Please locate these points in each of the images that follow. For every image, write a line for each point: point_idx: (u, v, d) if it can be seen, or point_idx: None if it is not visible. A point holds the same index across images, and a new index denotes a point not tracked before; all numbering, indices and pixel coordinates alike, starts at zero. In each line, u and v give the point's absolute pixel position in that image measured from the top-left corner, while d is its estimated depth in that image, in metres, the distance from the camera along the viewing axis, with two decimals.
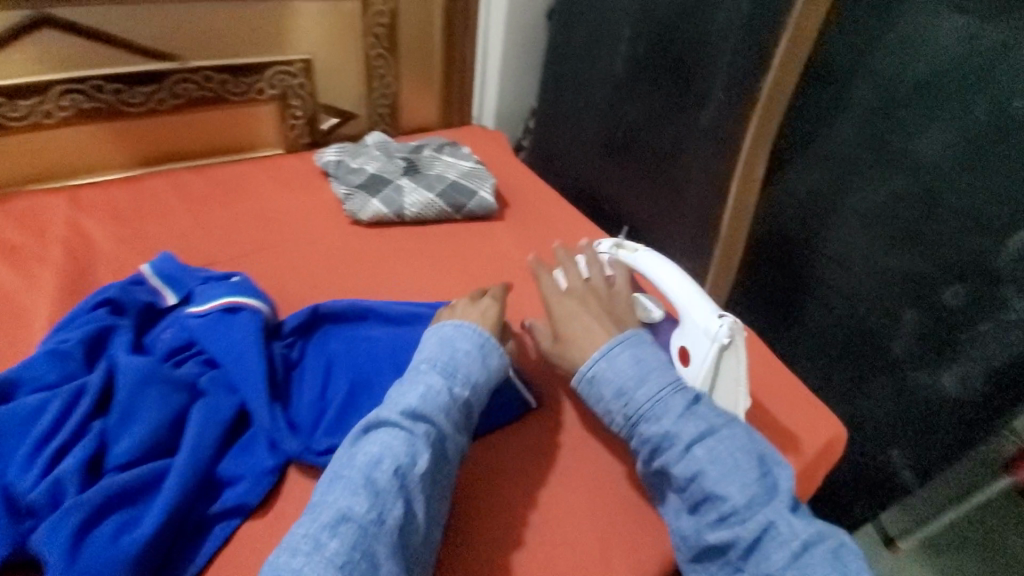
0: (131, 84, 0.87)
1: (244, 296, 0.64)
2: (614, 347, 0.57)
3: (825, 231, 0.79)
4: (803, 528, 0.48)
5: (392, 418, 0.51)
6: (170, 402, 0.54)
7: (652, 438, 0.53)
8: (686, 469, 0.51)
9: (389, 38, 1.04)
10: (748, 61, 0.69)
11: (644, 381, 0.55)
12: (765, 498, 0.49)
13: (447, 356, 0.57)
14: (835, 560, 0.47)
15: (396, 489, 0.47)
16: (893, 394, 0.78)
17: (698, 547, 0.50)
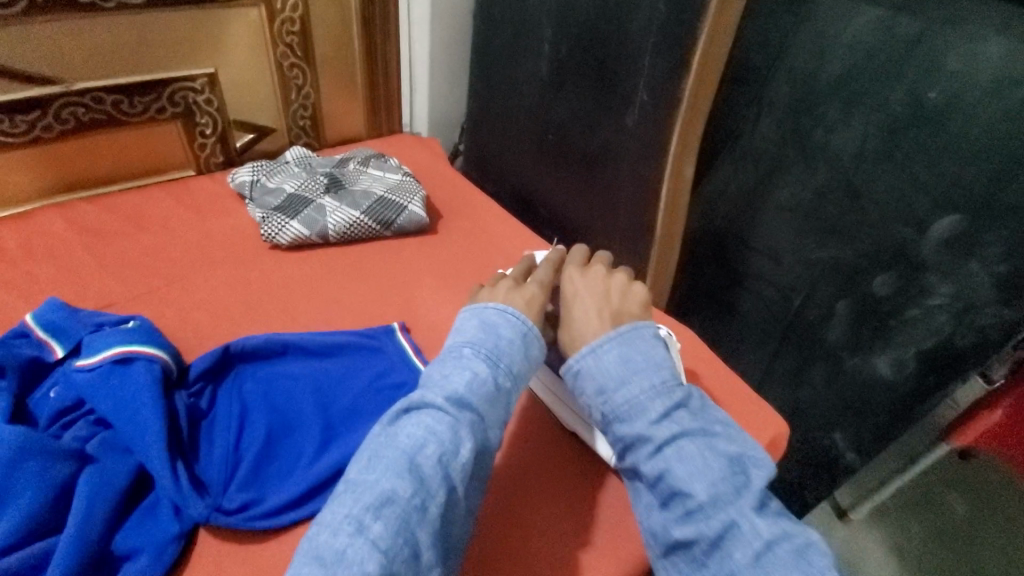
0: (9, 113, 0.78)
1: (141, 344, 0.58)
2: (604, 344, 0.52)
3: (756, 226, 0.78)
4: (766, 527, 0.41)
5: (437, 402, 0.47)
6: (53, 474, 0.48)
7: (625, 437, 0.49)
8: (653, 466, 0.46)
9: (303, 46, 0.97)
10: (667, 61, 0.67)
11: (627, 382, 0.50)
12: (731, 496, 0.43)
13: (492, 343, 0.53)
14: (802, 564, 0.40)
15: (440, 477, 0.44)
16: (832, 382, 0.79)
17: (665, 545, 0.45)
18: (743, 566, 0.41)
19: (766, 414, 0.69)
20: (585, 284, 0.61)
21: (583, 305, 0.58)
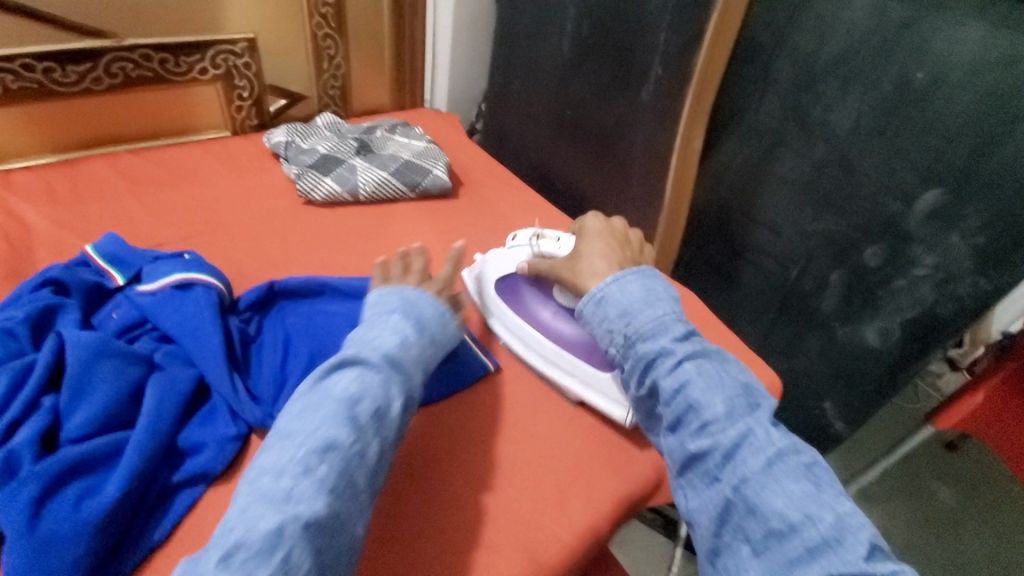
0: (63, 63, 0.82)
1: (196, 273, 0.64)
2: (628, 275, 0.56)
3: (760, 202, 0.85)
4: (780, 439, 0.45)
5: (373, 360, 0.52)
6: (126, 375, 0.52)
7: (647, 354, 0.52)
8: (674, 381, 0.49)
9: (337, 18, 1.03)
10: (681, 38, 0.73)
11: (651, 306, 0.54)
12: (747, 410, 0.47)
13: (415, 316, 0.59)
14: (808, 473, 0.44)
15: (373, 428, 0.48)
16: (825, 349, 0.86)
17: (681, 458, 0.48)
18: (757, 471, 0.44)
19: (763, 370, 0.76)
20: (599, 238, 0.66)
21: (603, 253, 0.64)
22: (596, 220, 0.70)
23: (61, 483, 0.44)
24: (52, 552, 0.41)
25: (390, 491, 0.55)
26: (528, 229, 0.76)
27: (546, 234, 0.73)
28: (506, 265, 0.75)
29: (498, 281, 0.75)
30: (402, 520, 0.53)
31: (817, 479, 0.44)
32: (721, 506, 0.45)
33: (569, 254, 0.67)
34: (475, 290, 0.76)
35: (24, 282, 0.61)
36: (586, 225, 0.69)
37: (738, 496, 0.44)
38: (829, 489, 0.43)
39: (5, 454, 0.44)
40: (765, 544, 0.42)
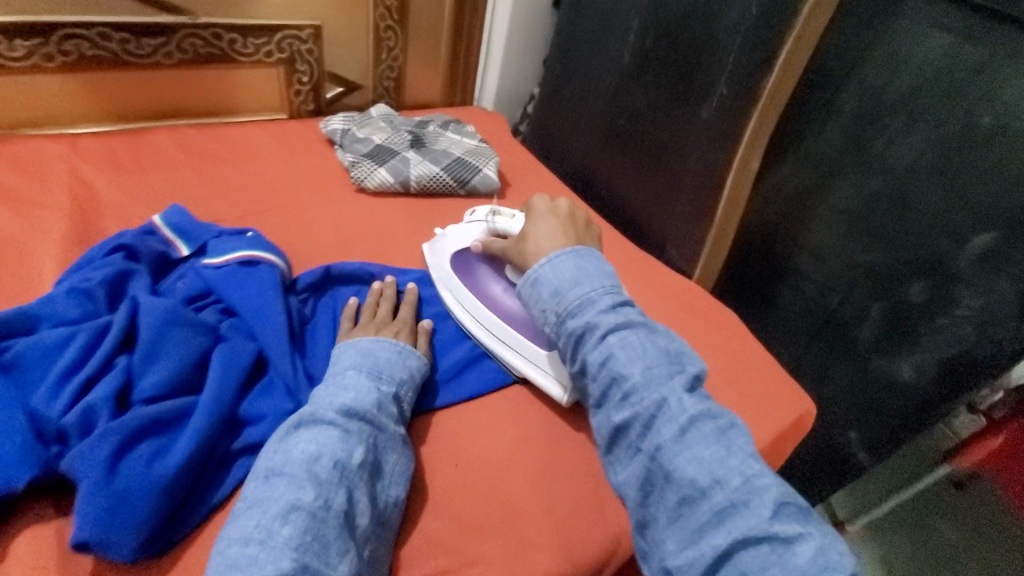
0: (138, 35, 0.84)
1: (261, 250, 0.66)
2: (561, 256, 0.61)
3: (807, 228, 0.85)
4: (692, 406, 0.50)
5: (327, 416, 0.51)
6: (195, 343, 0.54)
7: (575, 330, 0.56)
8: (599, 355, 0.54)
9: (399, 11, 1.05)
10: (752, 61, 0.74)
11: (579, 283, 0.58)
12: (665, 378, 0.51)
13: (373, 361, 0.58)
14: (720, 437, 0.48)
15: (337, 479, 0.47)
16: (856, 379, 0.86)
17: (608, 432, 0.53)
18: (670, 440, 0.49)
19: (802, 396, 0.75)
20: (545, 218, 0.72)
21: (549, 234, 0.69)
22: (543, 203, 0.76)
23: (135, 441, 0.46)
24: (125, 509, 0.43)
25: (441, 479, 0.57)
26: (485, 207, 0.81)
27: (501, 212, 0.78)
28: (460, 242, 0.77)
29: (453, 256, 0.76)
30: (452, 508, 0.55)
31: (728, 443, 0.48)
32: (643, 476, 0.50)
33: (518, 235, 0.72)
34: (431, 263, 0.77)
35: (96, 246, 0.63)
36: (534, 207, 0.74)
37: (656, 465, 0.49)
38: (739, 451, 0.48)
39: (84, 409, 0.46)
40: (678, 510, 0.47)
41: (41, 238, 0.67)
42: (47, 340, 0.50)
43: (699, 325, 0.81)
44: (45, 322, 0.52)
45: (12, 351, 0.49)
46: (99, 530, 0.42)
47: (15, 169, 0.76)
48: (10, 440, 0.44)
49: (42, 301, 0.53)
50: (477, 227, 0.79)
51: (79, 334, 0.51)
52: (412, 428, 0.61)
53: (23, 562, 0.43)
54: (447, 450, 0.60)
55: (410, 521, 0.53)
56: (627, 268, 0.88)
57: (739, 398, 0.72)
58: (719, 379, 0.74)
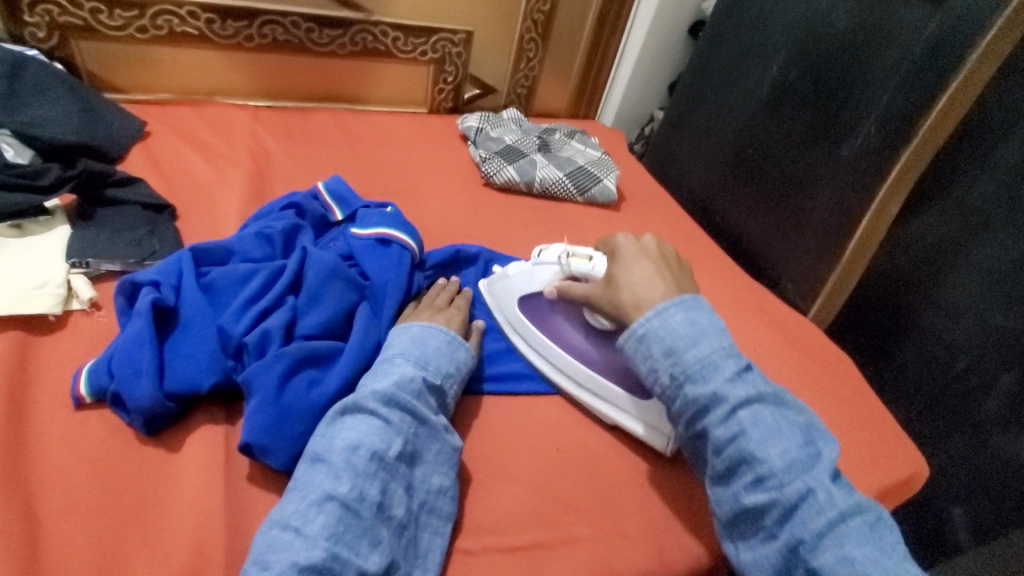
0: (322, 26, 0.95)
1: (395, 230, 0.68)
2: (670, 307, 0.53)
3: (940, 283, 0.79)
4: (842, 499, 0.46)
5: (369, 406, 0.50)
6: (348, 297, 0.60)
7: (699, 400, 0.50)
8: (727, 431, 0.49)
9: (544, 25, 1.11)
10: (911, 103, 0.73)
11: (698, 343, 0.51)
12: (806, 466, 0.47)
13: (419, 351, 0.57)
14: (871, 534, 0.45)
15: (374, 472, 0.47)
16: (970, 450, 0.79)
17: (732, 510, 0.49)
18: (818, 533, 0.45)
19: (914, 455, 0.71)
20: (637, 261, 0.59)
21: (647, 279, 0.57)
22: (627, 239, 0.62)
23: (298, 368, 0.53)
24: (285, 423, 0.50)
25: (543, 459, 0.59)
26: (555, 245, 0.67)
27: (574, 251, 0.65)
28: (530, 284, 0.67)
29: (523, 300, 0.68)
30: (552, 486, 0.57)
31: (879, 541, 0.45)
32: (781, 564, 0.46)
33: (603, 280, 0.60)
34: (501, 309, 0.70)
35: (273, 201, 0.73)
36: (619, 247, 0.61)
37: (796, 557, 0.45)
38: (892, 550, 0.45)
39: (262, 333, 0.53)
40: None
41: (226, 189, 0.77)
42: (237, 272, 0.58)
43: (811, 365, 0.78)
44: (236, 257, 0.61)
45: (209, 277, 0.58)
46: (264, 437, 0.49)
47: (210, 129, 0.89)
48: (203, 348, 0.52)
49: (234, 239, 0.62)
50: (546, 271, 0.67)
51: (261, 271, 0.59)
52: (518, 406, 0.64)
53: (198, 452, 0.51)
54: (549, 434, 0.62)
55: (513, 491, 0.56)
56: (736, 296, 0.87)
57: (850, 443, 0.70)
58: (827, 419, 0.72)
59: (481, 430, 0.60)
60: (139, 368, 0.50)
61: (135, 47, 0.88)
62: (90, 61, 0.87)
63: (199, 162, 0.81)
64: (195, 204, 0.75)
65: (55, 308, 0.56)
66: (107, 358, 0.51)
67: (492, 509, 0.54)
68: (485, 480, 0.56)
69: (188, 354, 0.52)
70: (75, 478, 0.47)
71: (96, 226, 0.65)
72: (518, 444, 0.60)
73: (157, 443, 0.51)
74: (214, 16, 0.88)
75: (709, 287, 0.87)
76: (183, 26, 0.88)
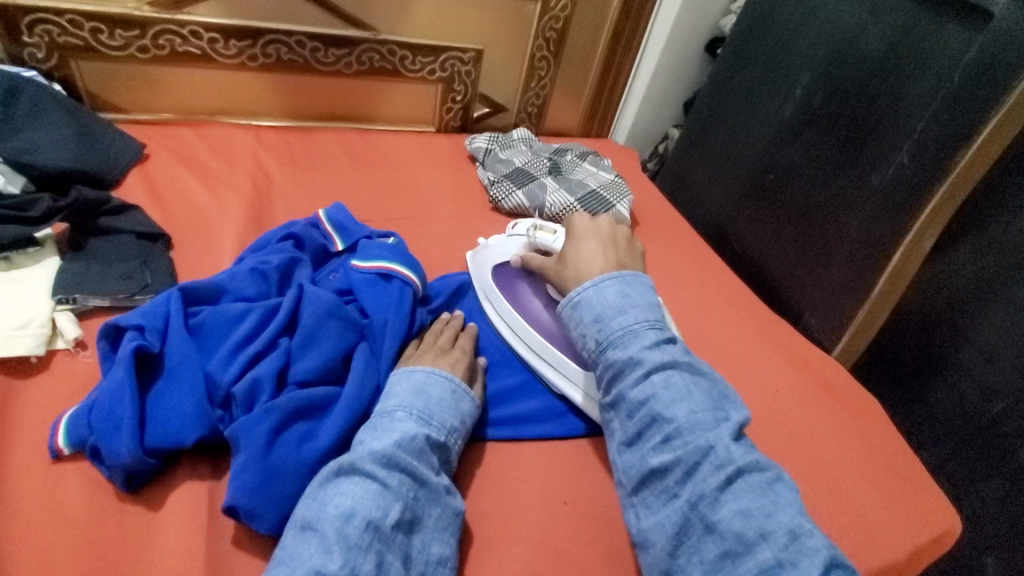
0: (328, 45, 0.92)
1: (397, 263, 0.65)
2: (606, 280, 0.56)
3: (975, 325, 0.74)
4: (740, 455, 0.46)
5: (366, 467, 0.46)
6: (344, 338, 0.57)
7: (616, 363, 0.52)
8: (641, 392, 0.50)
9: (557, 43, 1.07)
10: (951, 131, 0.68)
11: (624, 312, 0.54)
12: (709, 425, 0.48)
13: (421, 404, 0.53)
14: (767, 490, 0.45)
15: (368, 544, 0.43)
16: (1006, 499, 0.74)
17: (638, 473, 0.49)
18: (714, 489, 0.44)
19: (947, 509, 0.66)
20: (586, 239, 0.63)
21: (591, 250, 0.62)
22: (585, 219, 0.66)
23: (289, 421, 0.49)
24: (274, 483, 0.47)
25: (550, 514, 0.55)
26: (529, 223, 0.75)
27: (544, 228, 0.72)
28: (500, 255, 0.73)
29: (494, 269, 0.73)
30: (559, 546, 0.53)
31: (774, 496, 0.44)
32: (678, 524, 0.45)
33: (556, 254, 0.65)
34: (476, 275, 0.75)
35: (272, 231, 0.70)
36: (574, 225, 0.65)
37: (696, 515, 0.44)
38: (787, 507, 0.44)
39: (251, 382, 0.50)
40: (717, 564, 0.42)
41: (225, 216, 0.75)
42: (229, 313, 0.55)
43: (835, 409, 0.74)
44: (229, 295, 0.59)
45: (199, 317, 0.55)
46: (251, 500, 0.45)
47: (212, 150, 0.86)
48: (188, 399, 0.49)
49: (228, 275, 0.59)
50: (516, 244, 0.73)
51: (253, 312, 0.55)
52: (524, 453, 0.60)
53: (180, 511, 0.47)
54: (557, 485, 0.58)
55: (517, 550, 0.52)
56: (754, 330, 0.83)
57: (880, 495, 0.65)
58: (854, 470, 0.67)
59: (483, 481, 0.57)
60: (118, 422, 0.47)
61: (137, 67, 0.86)
62: (91, 81, 0.85)
63: (199, 186, 0.79)
64: (192, 232, 0.72)
65: (36, 350, 0.53)
66: (87, 408, 0.48)
67: (494, 573, 0.51)
68: (487, 538, 0.53)
69: (171, 406, 0.49)
70: (48, 542, 0.44)
71: (87, 258, 0.62)
72: (523, 496, 0.56)
73: (137, 500, 0.48)
74: (217, 35, 0.86)
75: (727, 320, 0.83)
76: (185, 45, 0.86)
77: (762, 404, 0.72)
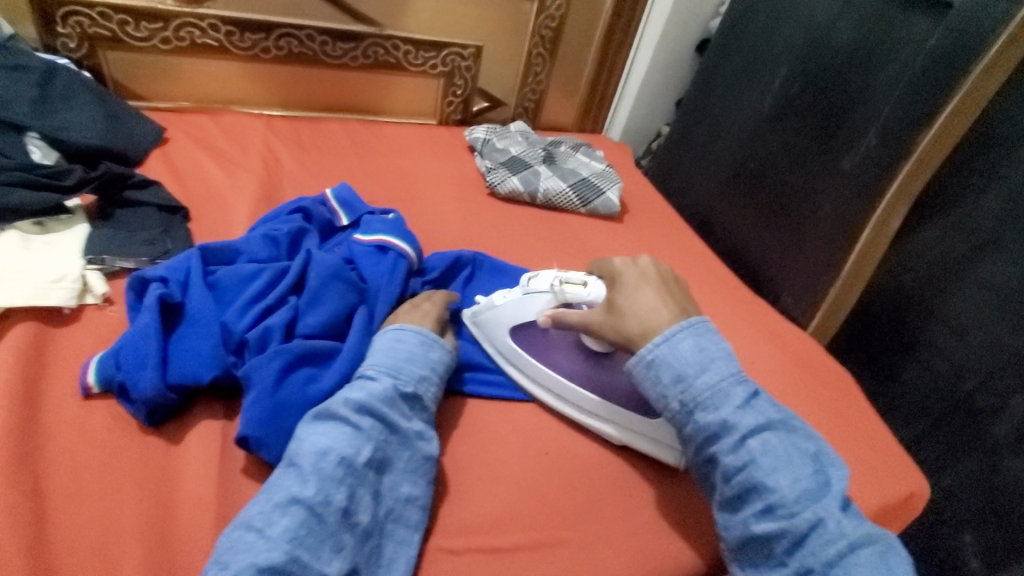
0: (336, 39, 0.98)
1: (396, 236, 0.70)
2: (678, 332, 0.55)
3: (945, 301, 0.77)
4: (851, 529, 0.47)
5: (340, 412, 0.50)
6: (347, 298, 0.62)
7: (708, 426, 0.52)
8: (738, 457, 0.50)
9: (552, 41, 1.13)
10: (911, 116, 0.73)
11: (707, 369, 0.54)
12: (815, 494, 0.49)
13: (391, 360, 0.56)
14: (882, 564, 0.46)
15: (341, 477, 0.47)
16: (979, 472, 0.77)
17: (740, 536, 0.50)
18: (827, 562, 0.45)
19: (912, 472, 0.70)
20: (640, 288, 0.59)
21: (653, 306, 0.58)
22: (625, 264, 0.63)
23: (295, 365, 0.55)
24: (281, 417, 0.52)
25: (532, 461, 0.60)
26: (548, 271, 0.66)
27: (569, 277, 0.63)
28: (523, 313, 0.65)
29: (514, 327, 0.66)
30: (539, 488, 0.58)
31: (890, 570, 0.45)
32: None
33: (606, 308, 0.60)
34: (491, 336, 0.67)
35: (282, 205, 0.75)
36: (618, 274, 0.62)
37: None
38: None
39: (263, 329, 0.55)
40: None
41: (238, 194, 0.80)
42: (243, 271, 0.61)
43: (809, 381, 0.78)
44: (243, 257, 0.64)
45: (216, 275, 0.60)
46: (259, 430, 0.50)
47: (227, 136, 0.92)
48: (206, 343, 0.54)
49: (242, 240, 0.65)
50: (540, 298, 0.65)
51: (265, 271, 0.61)
52: (509, 410, 0.65)
53: (195, 446, 0.52)
54: (539, 437, 0.63)
55: (501, 491, 0.57)
56: (735, 309, 0.87)
57: (848, 457, 0.69)
58: (824, 433, 0.71)
59: (471, 432, 0.62)
60: (144, 360, 0.52)
61: (158, 57, 0.92)
62: (116, 70, 0.91)
63: (214, 167, 0.84)
64: (208, 207, 0.78)
65: (69, 302, 0.59)
66: (115, 349, 0.54)
67: (479, 509, 0.55)
68: (473, 480, 0.57)
69: (191, 348, 0.54)
70: (78, 465, 0.49)
71: (113, 226, 0.68)
72: (507, 446, 0.61)
73: (158, 432, 0.53)
74: (233, 28, 0.92)
75: (709, 300, 0.88)
76: (203, 37, 0.92)
77: None
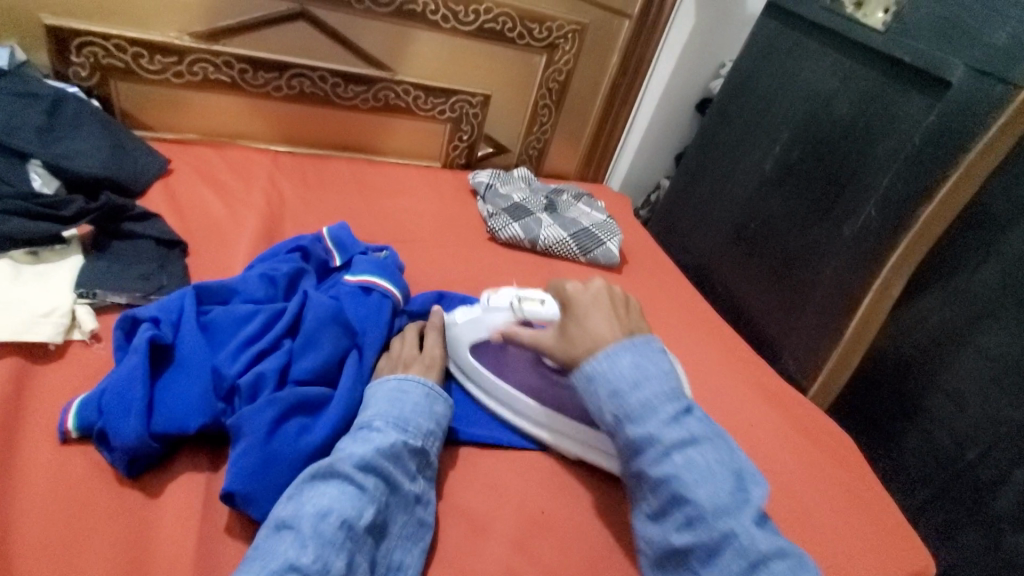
0: (348, 82, 1.00)
1: (382, 279, 0.69)
2: (617, 348, 0.53)
3: (945, 367, 0.77)
4: (764, 541, 0.46)
5: (344, 470, 0.47)
6: (340, 344, 0.60)
7: (635, 440, 0.50)
8: (662, 472, 0.49)
9: (559, 93, 1.16)
10: (910, 190, 0.75)
11: (641, 385, 0.52)
12: (733, 508, 0.47)
13: (398, 411, 0.54)
14: None
15: (342, 542, 0.44)
16: (983, 549, 0.74)
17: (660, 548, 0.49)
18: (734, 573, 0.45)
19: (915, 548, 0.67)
20: (589, 314, 0.57)
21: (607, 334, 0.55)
22: (576, 287, 0.60)
23: (288, 415, 0.53)
24: (273, 471, 0.50)
25: (524, 522, 0.57)
26: (506, 291, 0.66)
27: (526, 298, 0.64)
28: (479, 332, 0.65)
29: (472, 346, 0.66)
30: (532, 550, 0.55)
31: None
32: None
33: (557, 332, 0.58)
34: (452, 354, 0.67)
35: (282, 243, 0.75)
36: (570, 299, 0.59)
37: None
38: None
39: (255, 376, 0.53)
40: None
41: (239, 230, 0.79)
42: (237, 313, 0.59)
43: (808, 445, 0.77)
44: (240, 297, 0.63)
45: (210, 316, 0.59)
46: (248, 485, 0.48)
47: (232, 170, 0.92)
48: (194, 389, 0.52)
49: (241, 279, 0.64)
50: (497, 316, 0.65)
51: (260, 314, 0.59)
52: (499, 462, 0.62)
53: (177, 498, 0.50)
54: (532, 493, 0.60)
55: (492, 553, 0.54)
56: (732, 368, 0.87)
57: (851, 530, 0.67)
58: (825, 504, 0.69)
59: (462, 485, 0.59)
60: (128, 406, 0.50)
61: (170, 90, 0.93)
62: (125, 101, 0.92)
63: (217, 201, 0.84)
64: (207, 242, 0.77)
65: (55, 338, 0.57)
66: (98, 392, 0.51)
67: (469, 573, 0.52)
68: (463, 539, 0.54)
69: (179, 393, 0.52)
70: (48, 516, 0.46)
71: (108, 259, 0.66)
72: (498, 504, 0.58)
73: (137, 484, 0.50)
74: (248, 67, 0.94)
75: (707, 358, 0.87)
76: (217, 74, 0.93)
77: (737, 435, 0.75)
